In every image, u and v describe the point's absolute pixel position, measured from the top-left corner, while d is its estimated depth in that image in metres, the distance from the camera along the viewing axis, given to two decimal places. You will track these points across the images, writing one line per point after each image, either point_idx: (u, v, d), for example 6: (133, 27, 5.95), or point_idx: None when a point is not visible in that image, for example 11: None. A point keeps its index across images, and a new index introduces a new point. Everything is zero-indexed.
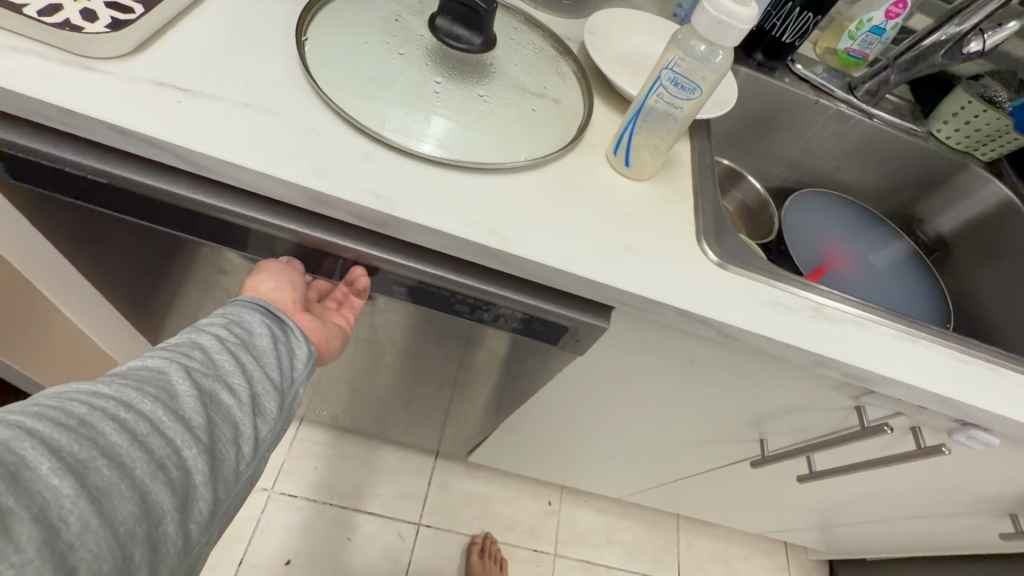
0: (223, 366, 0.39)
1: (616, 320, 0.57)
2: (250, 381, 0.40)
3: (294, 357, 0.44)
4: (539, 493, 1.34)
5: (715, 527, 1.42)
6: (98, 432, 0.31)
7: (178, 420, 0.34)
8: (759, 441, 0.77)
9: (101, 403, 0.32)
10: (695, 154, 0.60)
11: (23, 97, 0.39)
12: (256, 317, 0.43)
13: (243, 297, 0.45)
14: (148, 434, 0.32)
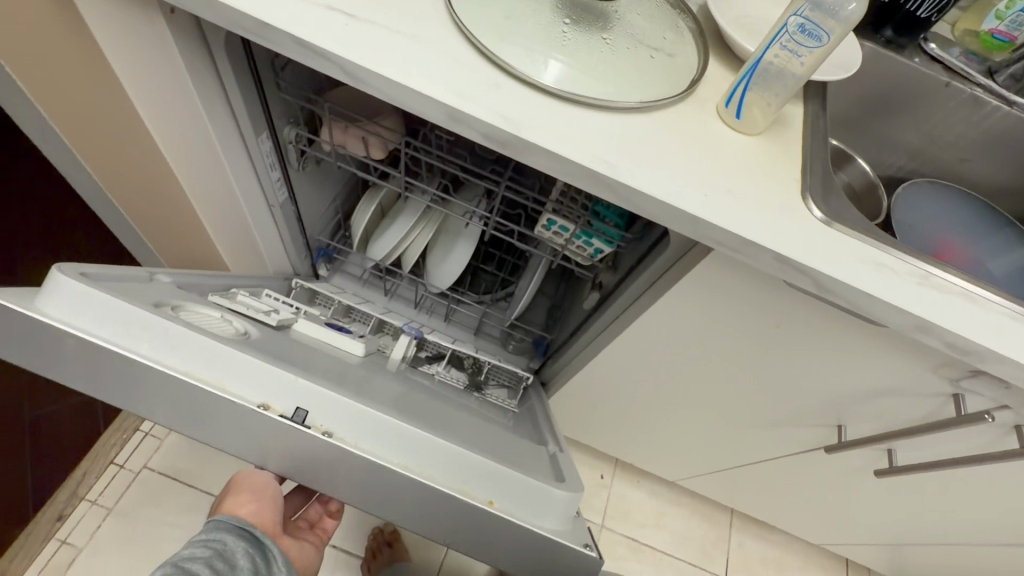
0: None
1: (707, 270, 0.58)
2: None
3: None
4: (593, 465, 1.36)
5: (771, 533, 1.38)
6: None
7: None
8: (837, 428, 0.75)
9: None
10: (808, 117, 0.60)
11: (233, 12, 0.48)
12: (238, 545, 0.44)
13: (220, 521, 0.46)
14: None
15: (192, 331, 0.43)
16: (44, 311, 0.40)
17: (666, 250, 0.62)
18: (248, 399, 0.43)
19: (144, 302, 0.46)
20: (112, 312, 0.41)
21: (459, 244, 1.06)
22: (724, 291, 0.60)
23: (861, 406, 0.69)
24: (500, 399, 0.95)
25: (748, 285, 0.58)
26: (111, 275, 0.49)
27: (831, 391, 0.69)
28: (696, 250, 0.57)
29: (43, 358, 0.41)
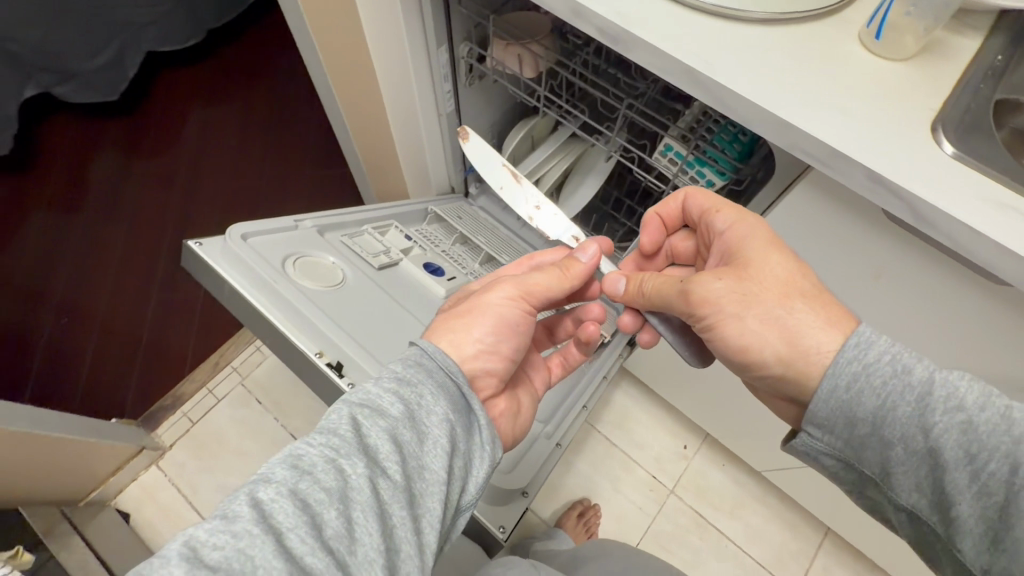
0: (379, 508, 0.42)
1: (808, 199, 0.56)
2: (409, 512, 0.43)
3: (461, 469, 0.49)
4: (678, 433, 1.35)
5: (870, 571, 1.22)
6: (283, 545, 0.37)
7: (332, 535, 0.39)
8: None
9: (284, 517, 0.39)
10: (980, 52, 0.54)
11: None
12: (435, 401, 0.48)
13: (432, 363, 0.51)
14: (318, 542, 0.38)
15: (288, 299, 0.72)
16: (223, 272, 0.72)
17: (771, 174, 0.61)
18: (311, 347, 0.70)
19: (268, 261, 0.75)
20: (255, 280, 0.72)
21: (588, 180, 1.13)
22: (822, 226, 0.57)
23: None
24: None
25: (846, 220, 0.55)
26: (263, 234, 0.80)
27: None
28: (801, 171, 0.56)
29: (224, 297, 0.73)
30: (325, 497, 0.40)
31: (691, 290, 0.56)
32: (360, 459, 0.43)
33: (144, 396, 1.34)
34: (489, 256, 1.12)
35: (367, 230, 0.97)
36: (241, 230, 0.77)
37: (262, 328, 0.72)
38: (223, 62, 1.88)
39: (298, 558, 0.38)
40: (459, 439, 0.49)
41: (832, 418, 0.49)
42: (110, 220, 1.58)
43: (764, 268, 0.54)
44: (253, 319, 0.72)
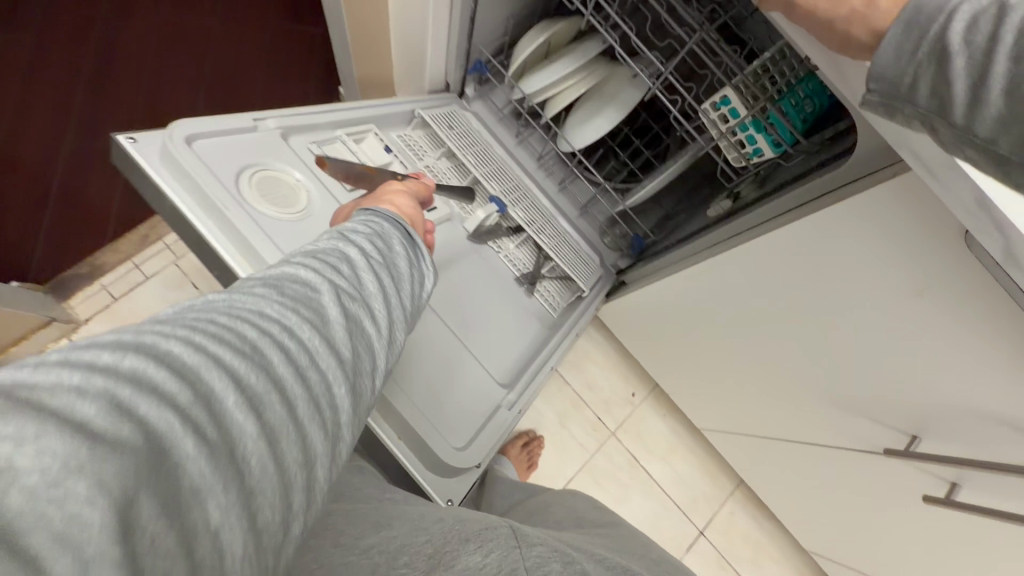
0: (371, 283, 0.50)
1: (878, 202, 0.51)
2: (390, 298, 0.52)
3: (416, 291, 0.58)
4: (630, 380, 1.38)
5: (767, 519, 1.38)
6: (300, 292, 0.43)
7: (337, 287, 0.46)
8: (910, 437, 0.70)
9: (296, 276, 0.45)
10: None
11: None
12: (390, 231, 0.59)
13: (378, 215, 0.61)
14: (331, 290, 0.45)
15: (243, 231, 0.58)
16: (159, 183, 0.56)
17: (851, 158, 0.54)
18: None
19: (220, 177, 0.60)
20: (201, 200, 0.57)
21: (604, 113, 1.02)
22: (886, 233, 0.52)
23: (959, 423, 0.62)
24: (549, 298, 1.01)
25: (915, 234, 0.50)
26: (213, 136, 0.63)
27: (931, 394, 0.63)
28: (893, 168, 0.49)
29: (159, 211, 0.58)
30: (326, 270, 0.47)
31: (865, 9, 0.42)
32: (352, 251, 0.52)
33: (54, 260, 1.16)
34: (476, 181, 1.02)
35: (341, 137, 0.80)
36: (186, 129, 0.60)
37: (209, 258, 0.58)
38: None
39: (315, 307, 0.42)
40: (416, 263, 0.60)
41: (919, 24, 0.39)
42: (5, 31, 1.25)
43: None
44: (197, 247, 0.58)
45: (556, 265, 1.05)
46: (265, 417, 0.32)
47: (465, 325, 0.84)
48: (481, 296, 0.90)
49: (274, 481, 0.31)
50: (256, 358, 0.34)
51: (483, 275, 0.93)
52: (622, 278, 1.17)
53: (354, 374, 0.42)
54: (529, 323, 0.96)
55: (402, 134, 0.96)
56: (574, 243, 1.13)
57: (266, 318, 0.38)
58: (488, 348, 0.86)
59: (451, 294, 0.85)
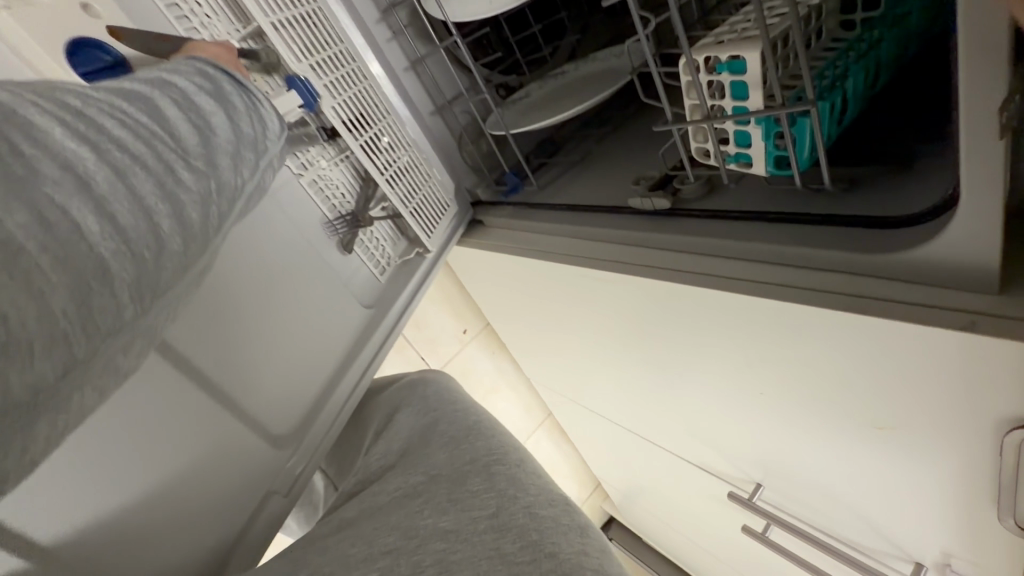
0: (214, 113, 0.34)
1: (918, 341, 0.34)
2: (244, 112, 0.37)
3: (273, 121, 0.40)
4: (463, 316, 1.19)
5: (566, 443, 1.47)
6: (121, 116, 0.29)
7: (171, 130, 0.31)
8: (754, 483, 0.67)
9: (116, 94, 0.29)
10: None
11: None
12: (224, 76, 0.37)
13: (195, 57, 0.38)
14: (160, 133, 0.30)
15: None
16: None
17: (904, 254, 0.34)
18: None
19: None
20: None
21: None
22: (908, 373, 0.36)
23: (813, 494, 0.59)
24: (372, 252, 0.70)
25: (928, 386, 0.35)
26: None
27: (801, 466, 0.57)
28: (992, 312, 0.31)
29: None
30: (153, 101, 0.31)
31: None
32: (190, 81, 0.34)
33: None
34: (264, 33, 0.56)
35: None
36: None
37: None
38: None
39: (140, 85, 0.31)
40: (257, 100, 0.39)
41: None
42: None
43: None
44: None
45: (390, 201, 0.71)
46: (115, 172, 0.27)
47: (232, 332, 0.50)
48: (272, 288, 0.55)
49: (136, 234, 0.27)
50: (64, 112, 0.26)
51: (268, 230, 0.57)
52: (479, 217, 0.87)
53: (209, 196, 0.32)
54: (343, 307, 0.63)
55: None
56: (424, 165, 0.77)
57: (75, 147, 0.26)
58: (272, 364, 0.53)
59: (216, 289, 0.50)
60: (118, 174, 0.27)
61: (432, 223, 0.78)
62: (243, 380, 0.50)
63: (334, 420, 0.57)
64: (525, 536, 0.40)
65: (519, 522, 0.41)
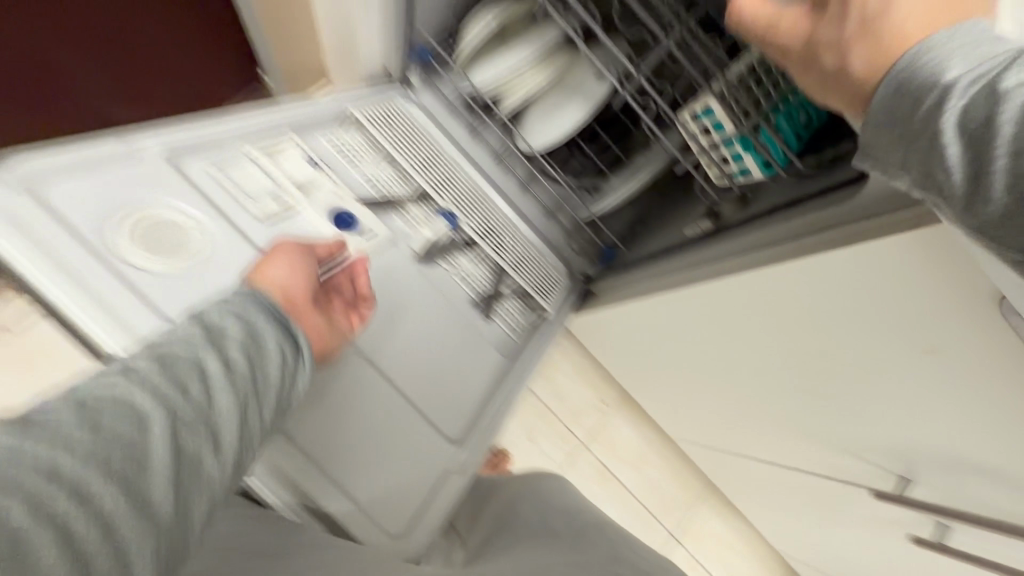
0: (267, 341, 0.49)
1: (896, 248, 0.44)
2: (262, 355, 0.48)
3: (279, 355, 0.49)
4: (599, 388, 1.32)
5: (736, 519, 1.37)
6: (219, 342, 0.46)
7: (229, 364, 0.45)
8: (900, 480, 0.65)
9: (231, 310, 0.49)
10: None
11: None
12: (264, 318, 0.50)
13: (256, 299, 0.52)
14: (213, 371, 0.44)
15: (99, 266, 0.56)
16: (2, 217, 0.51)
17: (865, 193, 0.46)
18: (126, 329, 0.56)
19: (81, 223, 0.56)
20: (56, 240, 0.54)
21: (569, 107, 0.90)
22: (911, 283, 0.45)
23: (958, 475, 0.57)
24: (508, 319, 0.93)
25: (934, 289, 0.44)
26: (72, 174, 0.57)
27: (927, 442, 0.57)
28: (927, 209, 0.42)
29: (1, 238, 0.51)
30: (222, 339, 0.46)
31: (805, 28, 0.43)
32: (217, 331, 0.46)
33: None
34: (424, 191, 0.92)
35: (247, 155, 0.73)
36: (38, 173, 0.55)
37: (61, 293, 0.53)
38: None
39: (223, 324, 0.47)
40: (289, 329, 0.52)
41: (910, 64, 0.36)
42: None
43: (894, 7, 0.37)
44: (44, 280, 0.52)
45: (515, 280, 0.96)
46: (197, 408, 0.41)
47: (421, 374, 0.77)
48: (444, 341, 0.82)
49: (211, 430, 0.41)
50: (201, 330, 0.46)
51: (436, 305, 0.84)
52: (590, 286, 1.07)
53: (223, 437, 0.42)
54: (486, 357, 0.87)
55: (332, 141, 0.86)
56: (535, 254, 1.02)
57: (175, 376, 0.41)
58: (445, 392, 0.80)
59: (415, 345, 0.78)
60: (181, 424, 0.39)
61: (547, 293, 1.01)
62: (428, 403, 0.77)
63: (486, 432, 0.79)
64: (630, 563, 0.50)
65: (624, 555, 0.52)
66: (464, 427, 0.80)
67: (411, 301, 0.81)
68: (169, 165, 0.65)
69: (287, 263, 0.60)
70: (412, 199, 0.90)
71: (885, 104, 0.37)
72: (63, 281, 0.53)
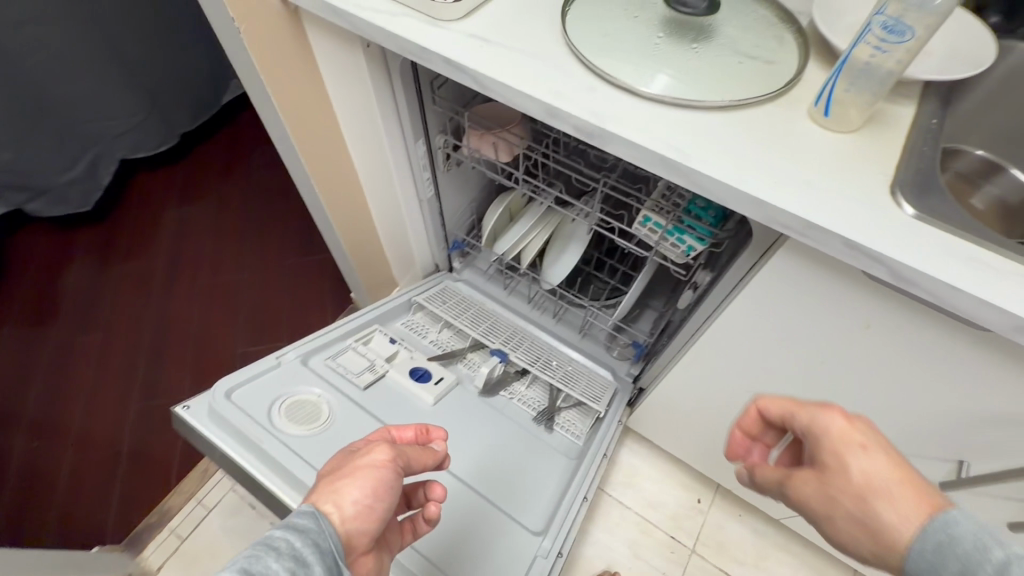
0: None
1: (787, 262, 0.62)
2: None
3: None
4: (690, 487, 1.32)
5: None
6: None
7: None
8: (957, 460, 0.69)
9: (294, 549, 0.46)
10: (918, 118, 0.59)
11: (414, 49, 0.65)
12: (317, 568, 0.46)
13: (314, 541, 0.48)
14: None
15: (269, 438, 0.78)
16: (213, 415, 0.78)
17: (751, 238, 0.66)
18: (285, 480, 0.75)
19: (256, 411, 0.82)
20: (246, 422, 0.79)
21: (570, 248, 1.17)
22: (811, 282, 0.62)
23: (986, 428, 0.63)
24: (570, 428, 1.06)
25: (826, 279, 0.61)
26: (247, 381, 0.85)
27: (940, 407, 0.64)
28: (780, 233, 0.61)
29: (216, 430, 0.77)
30: None
31: (793, 491, 0.49)
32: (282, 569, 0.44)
33: (129, 514, 1.27)
34: (477, 340, 1.17)
35: (350, 345, 1.01)
36: (226, 385, 0.82)
37: (250, 462, 0.76)
38: (198, 158, 1.90)
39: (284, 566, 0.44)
40: None
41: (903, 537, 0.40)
42: (85, 331, 1.55)
43: (839, 473, 0.44)
44: (242, 457, 0.76)
45: (568, 394, 1.12)
46: None
47: (495, 478, 0.90)
48: (512, 449, 0.97)
49: None
50: None
51: (500, 424, 1.01)
52: (639, 385, 1.19)
53: None
54: (557, 460, 0.99)
55: (404, 324, 1.16)
56: (580, 369, 1.20)
57: None
58: (522, 486, 0.91)
59: (486, 456, 0.94)
60: None
61: (601, 396, 1.13)
62: (509, 501, 0.87)
63: (564, 513, 0.86)
64: None
65: None
66: (546, 517, 0.87)
67: (478, 422, 1.00)
68: (303, 364, 0.92)
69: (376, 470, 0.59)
70: (470, 349, 1.15)
71: (922, 562, 0.38)
72: (252, 454, 0.76)
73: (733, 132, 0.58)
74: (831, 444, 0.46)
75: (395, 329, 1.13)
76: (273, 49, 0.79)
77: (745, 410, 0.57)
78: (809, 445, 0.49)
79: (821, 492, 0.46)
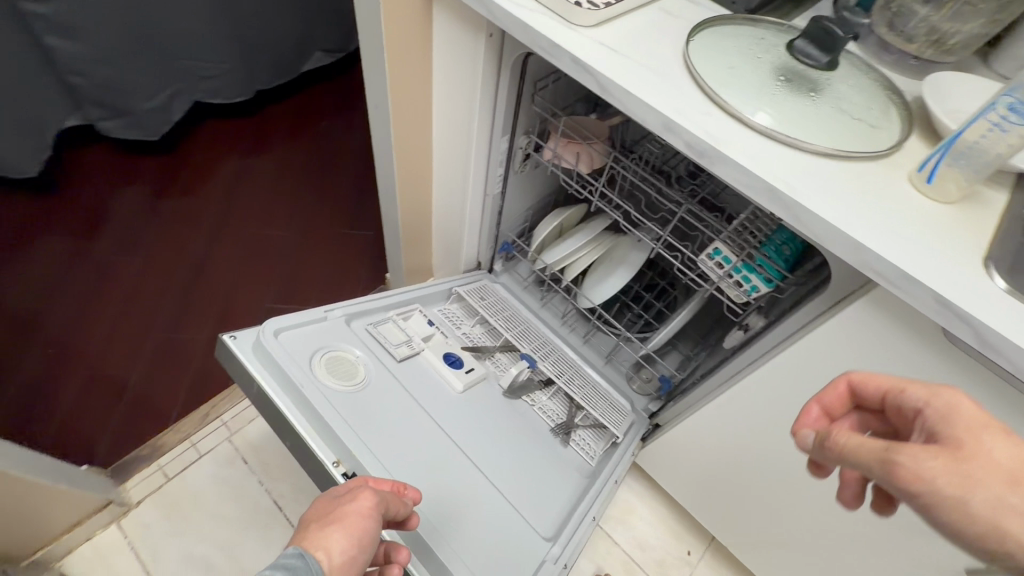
0: None
1: (861, 313, 0.64)
2: None
3: None
4: (683, 537, 1.29)
5: None
6: None
7: None
8: None
9: None
10: (1012, 204, 0.62)
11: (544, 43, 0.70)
12: None
13: None
14: None
15: (306, 383, 0.78)
16: (259, 350, 0.78)
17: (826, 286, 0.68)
18: (313, 427, 0.75)
19: (298, 356, 0.82)
20: (288, 364, 0.79)
21: (618, 271, 1.19)
22: (881, 335, 0.64)
23: None
24: (584, 448, 1.04)
25: (897, 337, 0.63)
26: (294, 326, 0.85)
27: None
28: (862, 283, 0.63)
29: (259, 365, 0.78)
30: None
31: (897, 458, 0.42)
32: None
33: (122, 439, 1.25)
34: (508, 341, 1.16)
35: (391, 318, 1.02)
36: (275, 325, 0.83)
37: (284, 403, 0.76)
38: (265, 117, 1.95)
39: None
40: None
41: None
42: (120, 253, 1.56)
43: (982, 456, 0.41)
44: (277, 396, 0.76)
45: (588, 413, 1.10)
46: None
47: (510, 477, 0.90)
48: (528, 455, 0.96)
49: None
50: None
51: (519, 428, 1.01)
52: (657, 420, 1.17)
53: None
54: (570, 476, 0.98)
55: (442, 310, 1.16)
56: (603, 391, 1.19)
57: None
58: (535, 492, 0.90)
59: (504, 455, 0.93)
60: None
61: (621, 421, 1.12)
62: (521, 503, 0.87)
63: (576, 525, 0.85)
64: None
65: None
66: (557, 526, 0.86)
67: (500, 421, 0.99)
68: (346, 324, 0.93)
69: (359, 516, 0.60)
70: (499, 349, 1.14)
71: None
72: (286, 395, 0.76)
73: (836, 178, 0.61)
74: (962, 419, 0.45)
75: (433, 313, 1.13)
76: (400, 20, 0.84)
77: (833, 385, 0.57)
78: (921, 423, 0.48)
79: (943, 467, 0.41)
